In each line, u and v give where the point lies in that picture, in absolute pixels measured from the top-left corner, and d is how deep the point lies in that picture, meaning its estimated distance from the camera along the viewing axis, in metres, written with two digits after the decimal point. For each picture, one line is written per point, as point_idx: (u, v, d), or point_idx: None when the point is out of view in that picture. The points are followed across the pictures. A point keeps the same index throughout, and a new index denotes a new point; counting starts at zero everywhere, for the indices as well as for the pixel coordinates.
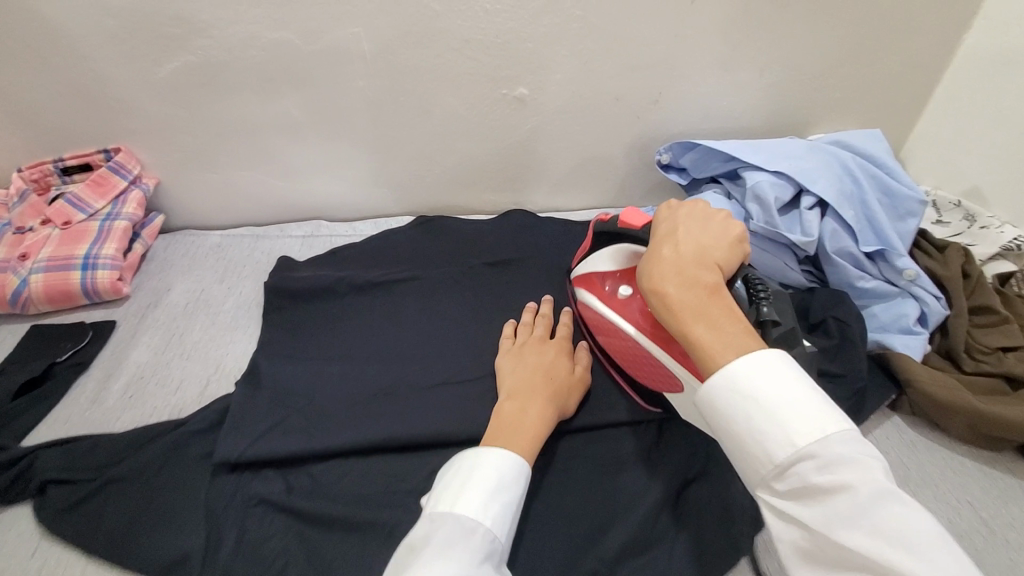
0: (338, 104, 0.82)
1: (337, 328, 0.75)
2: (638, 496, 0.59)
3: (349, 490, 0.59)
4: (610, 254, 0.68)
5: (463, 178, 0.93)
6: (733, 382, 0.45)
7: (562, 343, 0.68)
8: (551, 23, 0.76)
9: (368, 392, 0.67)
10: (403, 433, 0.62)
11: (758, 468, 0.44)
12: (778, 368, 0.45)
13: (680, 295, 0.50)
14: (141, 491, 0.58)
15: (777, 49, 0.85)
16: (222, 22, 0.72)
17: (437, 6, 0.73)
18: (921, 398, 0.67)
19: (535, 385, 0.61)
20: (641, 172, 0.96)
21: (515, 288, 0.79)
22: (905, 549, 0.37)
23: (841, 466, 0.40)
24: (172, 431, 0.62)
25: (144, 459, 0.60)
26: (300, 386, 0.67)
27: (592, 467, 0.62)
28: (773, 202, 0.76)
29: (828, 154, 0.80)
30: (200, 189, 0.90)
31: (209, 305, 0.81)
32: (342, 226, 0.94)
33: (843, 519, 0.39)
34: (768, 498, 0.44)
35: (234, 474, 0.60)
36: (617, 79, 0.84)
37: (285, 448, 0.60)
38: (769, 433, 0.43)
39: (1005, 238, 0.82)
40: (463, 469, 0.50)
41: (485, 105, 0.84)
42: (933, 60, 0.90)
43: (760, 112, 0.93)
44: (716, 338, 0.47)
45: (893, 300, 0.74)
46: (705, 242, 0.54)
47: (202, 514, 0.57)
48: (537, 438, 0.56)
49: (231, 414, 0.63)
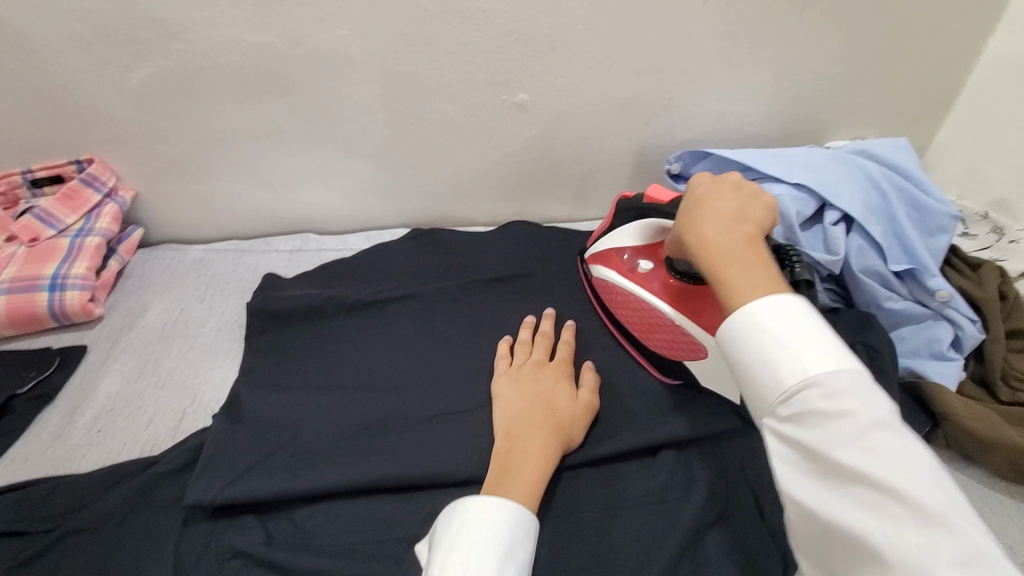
0: (326, 112, 0.76)
1: (325, 352, 0.69)
2: (654, 543, 0.54)
3: (335, 537, 0.54)
4: (630, 229, 0.69)
5: (460, 189, 0.87)
6: (746, 309, 0.42)
7: (563, 368, 0.64)
8: (554, 25, 0.71)
9: (358, 425, 0.61)
10: (395, 471, 0.56)
11: (762, 395, 0.41)
12: (795, 307, 0.41)
13: (714, 237, 0.47)
14: (101, 544, 0.53)
15: (795, 52, 0.80)
16: (198, 24, 0.67)
17: (432, 7, 0.68)
18: (959, 432, 0.62)
19: (538, 417, 0.58)
20: (649, 181, 0.91)
21: (516, 307, 0.74)
22: (907, 475, 0.34)
23: (850, 394, 0.37)
24: (140, 472, 0.57)
25: (107, 506, 0.54)
26: (283, 417, 0.61)
27: (603, 508, 0.57)
28: (794, 217, 0.71)
29: (853, 166, 0.75)
30: (181, 202, 0.84)
31: (188, 326, 0.76)
32: (332, 239, 0.88)
33: (844, 440, 0.36)
34: (765, 421, 0.40)
35: (208, 522, 0.54)
36: (625, 84, 0.78)
37: (263, 491, 0.54)
38: (780, 360, 0.40)
39: None
40: (471, 529, 0.48)
41: (483, 112, 0.79)
42: (958, 63, 0.85)
43: (776, 117, 0.87)
44: (744, 279, 0.44)
45: (924, 322, 0.69)
46: (744, 194, 0.52)
47: (171, 568, 0.51)
48: (541, 480, 0.53)
49: (206, 453, 0.57)
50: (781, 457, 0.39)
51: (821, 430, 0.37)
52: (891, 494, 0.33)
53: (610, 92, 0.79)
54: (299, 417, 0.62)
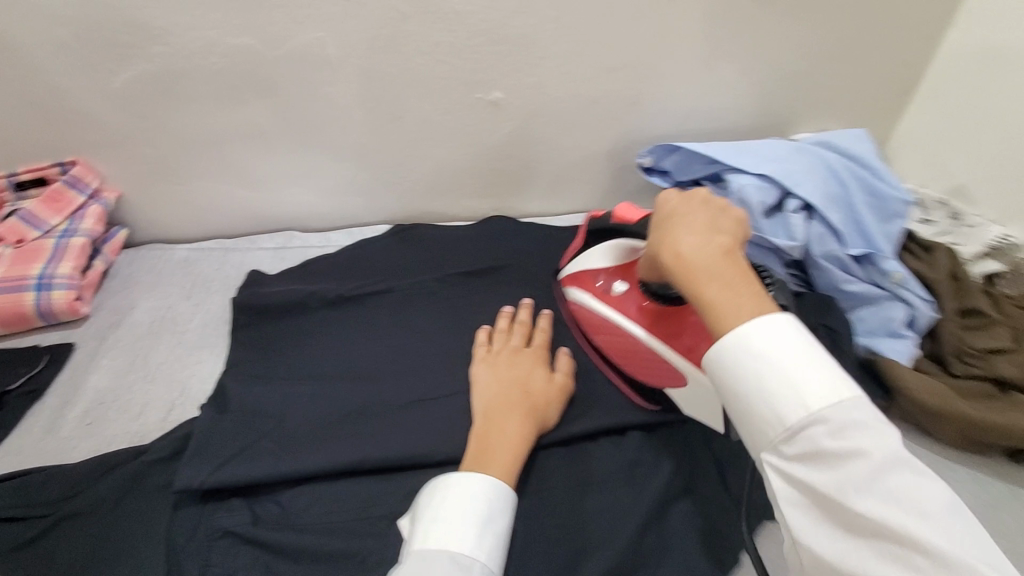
0: (307, 112, 0.79)
1: (309, 345, 0.71)
2: (624, 512, 0.57)
3: (320, 517, 0.56)
4: (604, 250, 0.70)
5: (440, 185, 0.90)
6: (740, 343, 0.45)
7: (539, 353, 0.66)
8: (525, 25, 0.74)
9: (341, 412, 0.63)
10: (377, 454, 0.59)
11: (765, 432, 0.43)
12: (790, 334, 0.44)
13: (693, 257, 0.49)
14: (96, 529, 0.55)
15: (758, 48, 0.83)
16: (179, 27, 0.69)
17: (406, 8, 0.71)
18: (911, 406, 0.66)
19: (514, 401, 0.60)
20: (623, 175, 0.94)
21: (494, 298, 0.77)
22: (921, 517, 0.37)
23: (855, 432, 0.40)
24: (130, 460, 0.59)
25: (100, 493, 0.56)
26: (268, 407, 0.63)
27: (575, 484, 0.60)
28: (758, 206, 0.73)
29: (814, 156, 0.78)
30: (165, 203, 0.86)
31: (174, 323, 0.77)
32: (315, 237, 0.90)
33: (858, 484, 0.39)
34: (773, 460, 0.43)
35: (198, 505, 0.56)
36: (595, 81, 0.81)
37: (251, 474, 0.57)
38: (779, 395, 0.43)
39: (991, 236, 0.78)
40: (451, 504, 0.51)
41: (460, 110, 0.81)
42: (914, 57, 0.89)
43: (743, 111, 0.91)
44: (728, 299, 0.47)
45: (881, 304, 0.71)
46: (711, 209, 0.54)
47: (163, 549, 0.54)
48: (516, 460, 0.56)
49: (195, 440, 0.59)
50: (795, 498, 0.42)
51: (833, 472, 0.40)
52: (907, 537, 0.37)
53: (581, 89, 0.82)
54: (283, 405, 0.63)
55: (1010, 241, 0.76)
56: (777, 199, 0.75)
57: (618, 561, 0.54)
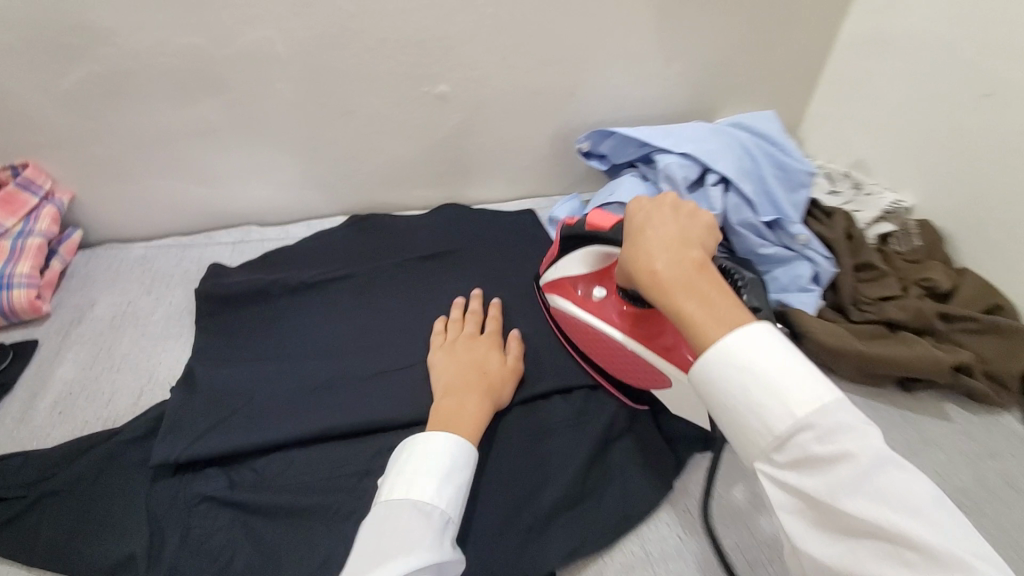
0: (259, 108, 0.82)
1: (276, 329, 0.75)
2: (571, 455, 0.64)
3: (294, 478, 0.61)
4: (579, 256, 0.70)
5: (393, 175, 0.95)
6: (722, 354, 0.44)
7: (494, 338, 0.71)
8: (465, 21, 0.79)
9: (308, 386, 0.67)
10: (348, 421, 0.64)
11: (755, 442, 0.43)
12: (770, 340, 0.44)
13: (670, 272, 0.48)
14: (77, 506, 0.58)
15: (680, 40, 0.91)
16: (129, 29, 0.72)
17: (351, 7, 0.75)
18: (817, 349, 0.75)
19: (471, 380, 0.64)
20: (565, 160, 1.01)
21: (448, 277, 0.82)
22: (912, 514, 0.37)
23: (842, 436, 0.40)
24: (106, 440, 0.62)
25: (79, 470, 0.60)
26: (237, 385, 0.67)
27: (528, 434, 0.66)
28: (681, 181, 0.83)
29: (730, 135, 0.88)
30: (123, 200, 0.88)
31: (139, 316, 0.80)
32: (273, 230, 0.94)
33: (848, 487, 0.39)
34: (765, 470, 0.43)
35: (176, 476, 0.60)
36: (534, 73, 0.88)
37: (226, 445, 0.61)
38: (761, 404, 0.42)
39: (885, 202, 0.90)
40: (410, 464, 0.54)
41: (408, 102, 0.86)
42: (817, 45, 0.99)
43: (670, 99, 0.99)
44: (709, 315, 0.46)
45: (790, 263, 0.82)
46: (682, 219, 0.54)
47: (145, 516, 0.57)
48: (476, 429, 0.60)
49: (168, 419, 0.63)
50: (789, 505, 0.42)
51: (823, 478, 0.40)
52: (899, 535, 0.37)
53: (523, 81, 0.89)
54: (255, 383, 0.68)
55: (899, 206, 0.88)
56: (699, 175, 0.85)
57: (567, 495, 0.61)
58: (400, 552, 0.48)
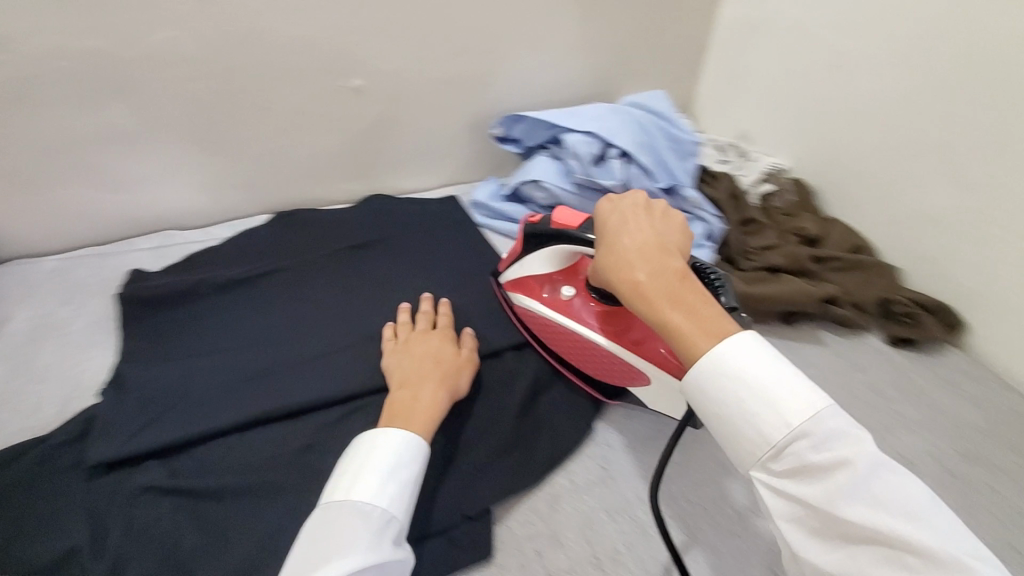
0: (171, 108, 0.82)
1: (200, 326, 0.76)
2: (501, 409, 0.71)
3: (237, 460, 0.63)
4: (544, 258, 0.76)
5: (314, 171, 0.97)
6: (715, 367, 0.50)
7: (446, 333, 0.73)
8: (371, 16, 0.84)
9: (244, 375, 0.70)
10: (280, 403, 0.67)
11: (755, 455, 0.49)
12: (765, 357, 0.50)
13: (654, 286, 0.55)
14: (7, 512, 0.57)
15: (576, 29, 0.99)
16: (23, 32, 0.70)
17: (258, 5, 0.77)
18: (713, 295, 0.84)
19: (426, 373, 0.66)
20: (482, 147, 1.06)
21: (376, 264, 0.86)
22: (908, 517, 0.42)
23: (837, 445, 0.45)
24: (36, 447, 0.62)
25: (7, 479, 0.59)
26: (171, 382, 0.68)
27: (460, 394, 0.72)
28: (587, 156, 0.90)
29: (628, 113, 0.96)
30: (19, 215, 0.84)
31: (51, 332, 0.78)
32: (196, 233, 0.94)
33: (846, 493, 0.44)
34: (763, 478, 0.49)
35: (113, 472, 0.61)
36: (443, 64, 0.93)
37: (164, 437, 0.63)
38: (744, 402, 0.49)
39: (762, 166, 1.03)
40: (352, 465, 0.56)
41: (324, 97, 0.89)
42: (698, 31, 1.10)
43: (574, 84, 1.07)
44: (693, 324, 0.53)
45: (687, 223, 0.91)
46: (654, 232, 0.61)
47: (83, 513, 0.58)
48: (431, 419, 0.62)
49: (101, 420, 0.64)
50: (790, 513, 0.47)
51: (822, 486, 0.45)
52: (891, 538, 0.42)
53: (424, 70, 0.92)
54: (184, 379, 0.69)
55: (773, 168, 1.01)
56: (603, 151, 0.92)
57: (501, 439, 0.68)
58: (333, 556, 0.48)
